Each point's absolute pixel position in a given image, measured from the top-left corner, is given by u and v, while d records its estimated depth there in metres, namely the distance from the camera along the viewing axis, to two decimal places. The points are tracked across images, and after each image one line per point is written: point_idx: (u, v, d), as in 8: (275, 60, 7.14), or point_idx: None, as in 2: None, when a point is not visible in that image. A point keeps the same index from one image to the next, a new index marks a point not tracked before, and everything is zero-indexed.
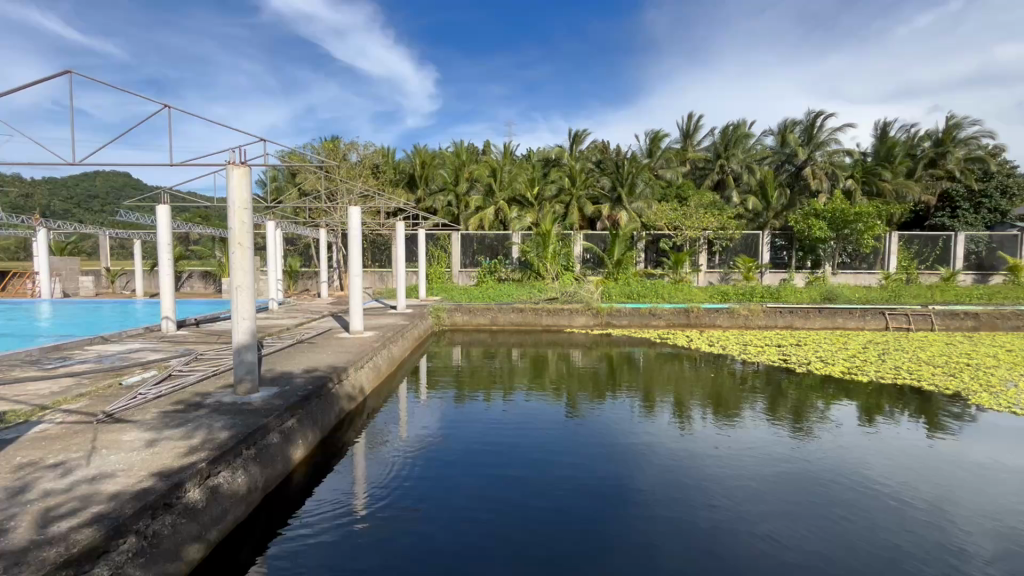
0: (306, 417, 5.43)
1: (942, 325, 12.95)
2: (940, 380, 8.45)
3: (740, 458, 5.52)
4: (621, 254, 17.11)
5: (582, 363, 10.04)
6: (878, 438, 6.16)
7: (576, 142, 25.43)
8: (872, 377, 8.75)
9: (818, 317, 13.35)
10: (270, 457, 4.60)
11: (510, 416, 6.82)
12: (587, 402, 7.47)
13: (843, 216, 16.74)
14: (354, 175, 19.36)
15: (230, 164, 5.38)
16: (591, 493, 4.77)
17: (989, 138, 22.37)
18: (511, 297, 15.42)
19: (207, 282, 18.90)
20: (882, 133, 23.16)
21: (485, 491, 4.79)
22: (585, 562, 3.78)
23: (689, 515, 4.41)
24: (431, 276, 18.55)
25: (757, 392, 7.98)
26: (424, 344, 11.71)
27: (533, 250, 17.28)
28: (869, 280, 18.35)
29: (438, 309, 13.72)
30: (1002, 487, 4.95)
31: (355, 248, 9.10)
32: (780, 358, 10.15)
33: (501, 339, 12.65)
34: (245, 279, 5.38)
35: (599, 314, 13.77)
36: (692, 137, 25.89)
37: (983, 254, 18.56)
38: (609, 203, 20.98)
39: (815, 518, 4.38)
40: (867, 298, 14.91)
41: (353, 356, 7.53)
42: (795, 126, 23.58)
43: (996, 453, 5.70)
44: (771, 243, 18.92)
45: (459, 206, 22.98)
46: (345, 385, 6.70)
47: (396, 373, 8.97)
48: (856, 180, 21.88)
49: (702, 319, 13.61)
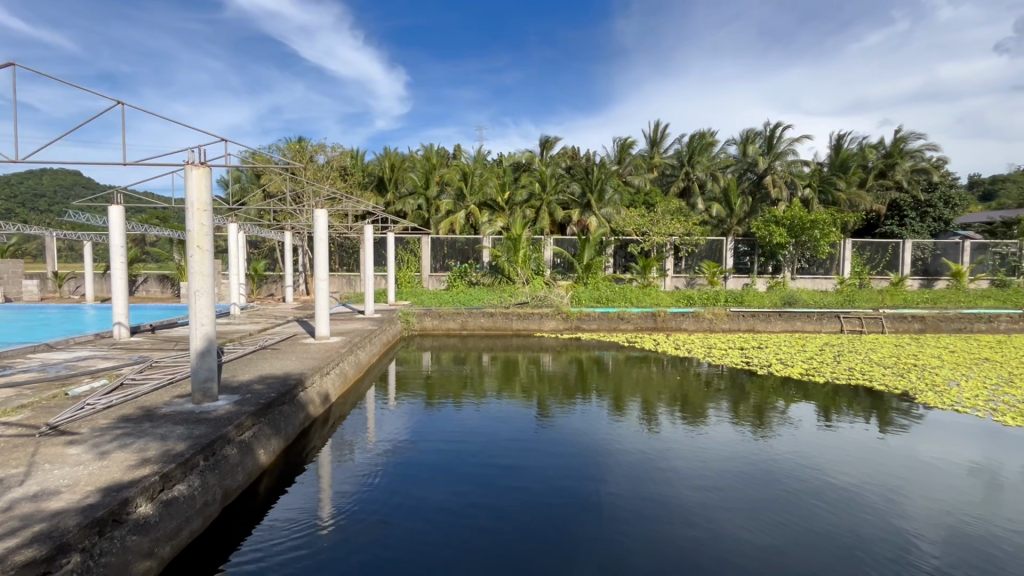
0: (267, 425, 5.26)
1: (892, 327, 13.63)
2: (891, 380, 8.89)
3: (706, 459, 5.64)
4: (591, 258, 17.36)
5: (552, 367, 10.11)
6: (834, 437, 6.39)
7: (546, 148, 25.66)
8: (829, 378, 9.09)
9: (779, 320, 13.82)
10: (229, 468, 4.42)
11: (481, 421, 6.79)
12: (558, 406, 7.48)
13: (801, 223, 17.45)
14: (321, 177, 18.96)
15: (189, 163, 5.18)
16: (560, 496, 4.79)
17: (932, 151, 23.71)
18: (481, 301, 15.38)
19: (165, 286, 18.09)
20: (837, 144, 24.23)
21: (454, 496, 4.75)
22: (555, 557, 3.86)
23: (660, 517, 4.43)
24: (400, 280, 18.27)
25: (722, 393, 8.18)
26: (394, 349, 11.55)
27: (503, 254, 17.24)
28: (826, 284, 19.16)
29: (407, 313, 13.55)
30: (947, 481, 5.19)
31: (322, 251, 8.88)
32: (743, 360, 10.49)
33: (471, 344, 12.60)
34: (205, 282, 5.17)
35: (569, 318, 13.89)
36: (658, 144, 26.53)
37: (929, 260, 19.63)
38: (579, 208, 21.21)
39: (775, 517, 4.47)
40: (823, 302, 15.54)
41: (318, 361, 7.34)
42: (756, 136, 24.42)
43: (942, 449, 5.99)
44: (734, 250, 19.51)
45: (429, 209, 22.86)
46: (309, 391, 6.53)
47: (363, 378, 8.80)
48: (812, 189, 23.10)
49: (669, 323, 13.90)
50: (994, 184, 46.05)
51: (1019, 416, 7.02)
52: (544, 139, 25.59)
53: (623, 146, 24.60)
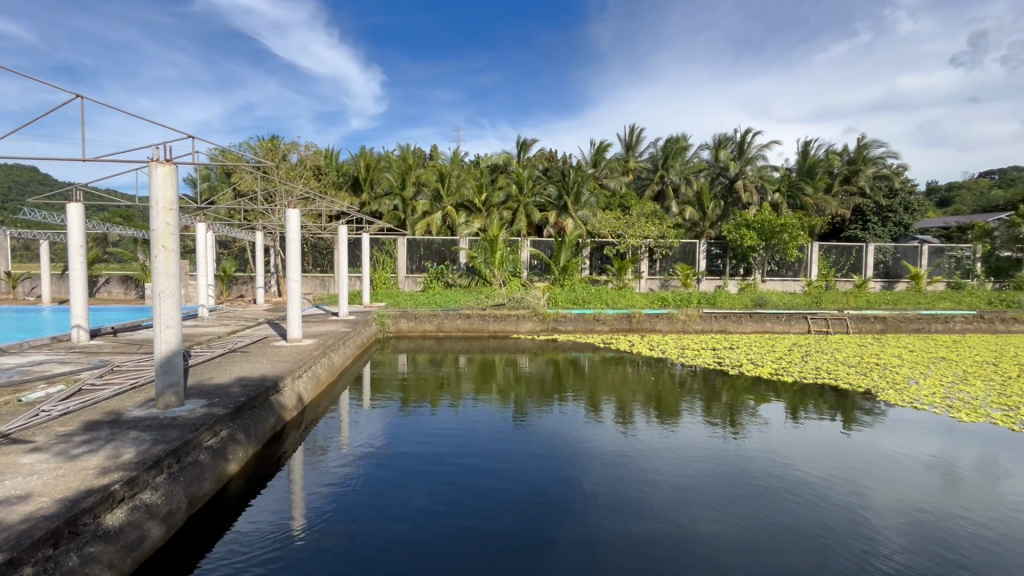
0: (237, 430, 5.11)
1: (856, 328, 14.11)
2: (854, 379, 9.21)
3: (680, 457, 5.72)
4: (567, 260, 17.44)
5: (529, 368, 10.12)
6: (801, 434, 6.56)
7: (523, 150, 25.78)
8: (797, 377, 9.34)
9: (749, 321, 14.18)
10: (197, 475, 4.27)
11: (458, 423, 6.75)
12: (535, 407, 7.48)
13: (771, 226, 17.94)
14: (294, 176, 18.59)
15: (154, 160, 4.99)
16: (536, 497, 4.78)
17: (893, 158, 24.71)
18: (458, 303, 15.28)
19: (128, 287, 17.40)
20: (805, 150, 24.99)
21: (429, 500, 4.68)
22: (532, 556, 3.88)
23: (635, 517, 4.45)
24: (375, 282, 18.01)
25: (695, 393, 8.31)
26: (368, 351, 11.38)
27: (480, 256, 17.15)
28: (794, 286, 19.71)
29: (382, 314, 13.36)
30: (907, 475, 5.38)
31: (294, 252, 8.67)
32: (716, 360, 10.71)
33: (448, 345, 12.51)
34: (170, 284, 4.97)
35: (546, 319, 13.94)
36: (634, 148, 26.91)
37: (889, 262, 20.43)
38: (556, 210, 21.30)
39: (748, 514, 4.54)
40: (791, 304, 15.99)
41: (290, 364, 7.16)
42: (728, 141, 25.02)
43: (903, 444, 6.21)
44: (707, 252, 19.95)
45: (405, 210, 22.75)
46: (281, 395, 6.36)
47: (337, 381, 8.63)
48: (781, 193, 23.77)
49: (644, 324, 14.09)
50: (950, 191, 48.22)
51: (971, 412, 7.36)
52: (521, 141, 25.69)
53: (599, 149, 24.89)
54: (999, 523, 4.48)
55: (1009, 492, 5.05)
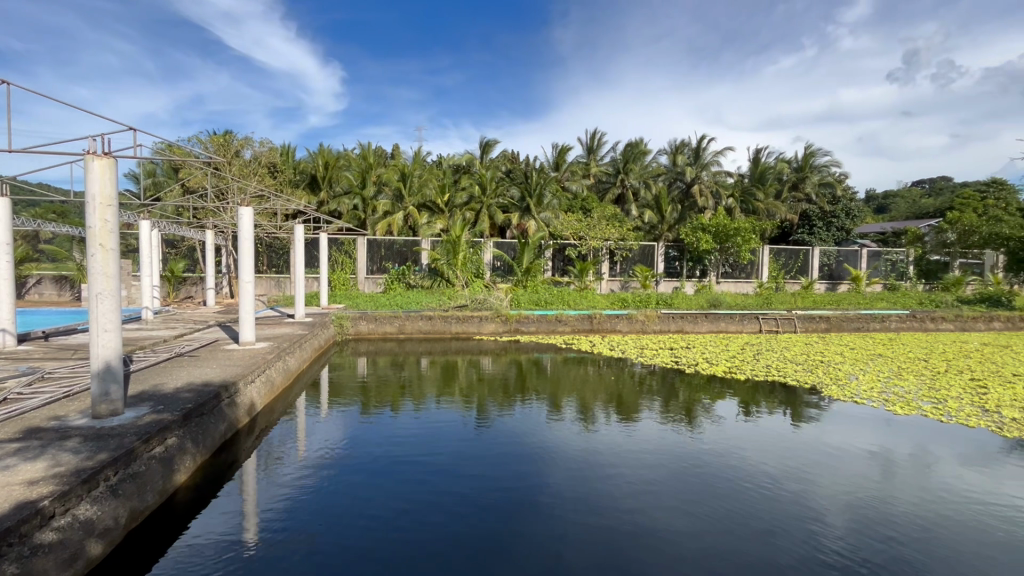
0: (186, 436, 4.84)
1: (803, 327, 14.83)
2: (801, 375, 9.66)
3: (640, 455, 5.81)
4: (530, 262, 17.48)
5: (491, 370, 10.06)
6: (753, 429, 6.82)
7: (486, 151, 25.77)
8: (750, 375, 9.70)
9: (705, 321, 14.65)
10: (139, 487, 3.99)
11: (420, 426, 6.65)
12: (498, 409, 7.45)
13: (724, 230, 18.61)
14: (248, 173, 17.86)
15: (89, 153, 4.65)
16: (500, 498, 4.78)
17: (836, 166, 26.12)
18: (419, 304, 15.05)
19: (62, 288, 16.24)
20: (757, 157, 26.06)
21: (390, 504, 4.59)
22: (496, 556, 3.88)
23: (596, 514, 4.52)
24: (334, 282, 17.55)
25: (653, 392, 8.48)
26: (326, 354, 11.06)
27: (442, 257, 16.94)
28: (747, 288, 20.52)
29: (341, 316, 13.00)
30: (849, 465, 5.69)
31: (247, 252, 8.32)
32: (673, 359, 11.00)
33: (409, 347, 12.33)
34: (109, 284, 4.65)
35: (509, 321, 13.94)
36: (595, 152, 27.43)
37: (833, 265, 21.59)
38: (518, 212, 21.31)
39: (704, 507, 4.68)
40: (743, 304, 16.65)
41: (242, 368, 6.84)
42: (685, 147, 25.81)
43: (846, 437, 6.56)
44: (665, 254, 20.49)
45: (366, 210, 22.42)
46: (234, 401, 6.08)
47: (293, 386, 8.32)
48: (735, 198, 24.75)
49: (604, 324, 14.30)
50: (886, 199, 51.43)
51: (905, 405, 7.84)
52: (484, 142, 25.66)
53: (561, 152, 25.19)
54: (931, 508, 4.79)
55: (940, 479, 5.40)
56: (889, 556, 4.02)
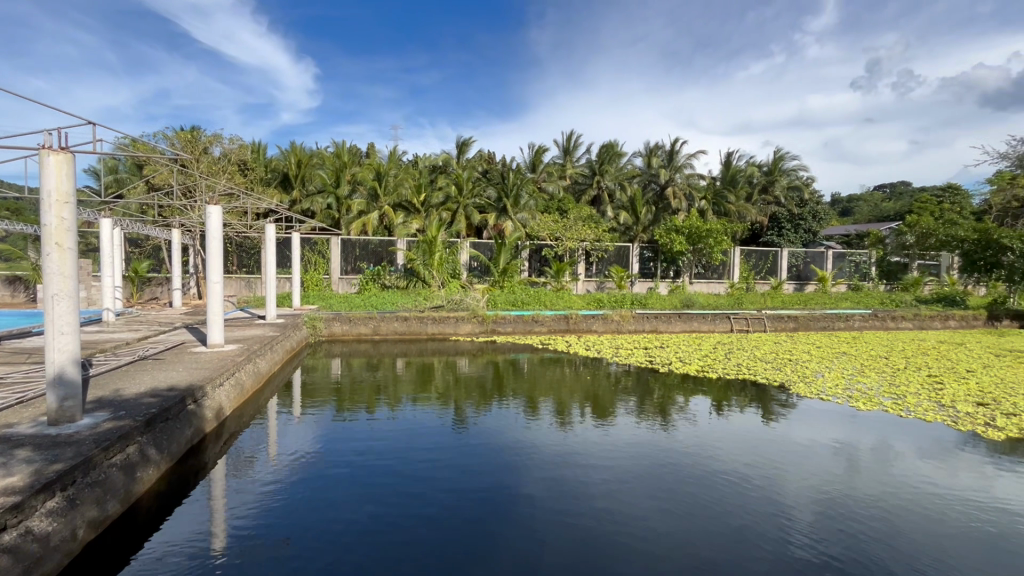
0: (149, 444, 4.65)
1: (772, 326, 15.24)
2: (771, 373, 9.92)
3: (616, 454, 5.86)
4: (507, 262, 17.48)
5: (468, 371, 10.02)
6: (725, 426, 6.97)
7: (463, 151, 25.69)
8: (721, 374, 9.91)
9: (678, 321, 14.90)
10: (98, 497, 3.81)
11: (396, 428, 6.56)
12: (475, 410, 7.41)
13: (697, 231, 18.98)
14: (217, 171, 17.36)
15: (45, 148, 4.43)
16: (478, 499, 4.75)
17: (804, 170, 26.95)
18: (395, 305, 14.88)
19: (16, 289, 15.48)
20: (728, 160, 26.67)
21: (366, 508, 4.51)
22: (474, 557, 3.86)
23: (572, 513, 4.54)
24: (307, 283, 17.20)
25: (629, 391, 8.58)
26: (298, 356, 10.82)
27: (418, 257, 16.78)
28: (719, 288, 20.98)
29: (314, 317, 12.75)
30: (816, 460, 5.87)
31: (215, 251, 8.06)
32: (648, 359, 11.16)
33: (384, 349, 12.16)
34: (67, 285, 4.43)
35: (485, 321, 13.90)
36: (571, 153, 27.67)
37: (801, 266, 22.25)
38: (495, 212, 21.29)
39: (678, 504, 4.76)
40: (715, 304, 17.01)
41: (210, 371, 6.63)
42: (659, 150, 26.25)
43: (813, 433, 6.76)
44: (640, 255, 20.77)
45: (340, 209, 22.12)
46: (202, 405, 5.88)
47: (264, 389, 8.11)
48: (707, 201, 25.24)
49: (580, 325, 14.40)
50: (851, 202, 53.24)
51: (868, 401, 8.13)
52: (461, 142, 25.58)
53: (538, 153, 25.31)
54: (892, 500, 4.97)
55: (899, 471, 5.61)
56: (852, 547, 4.16)
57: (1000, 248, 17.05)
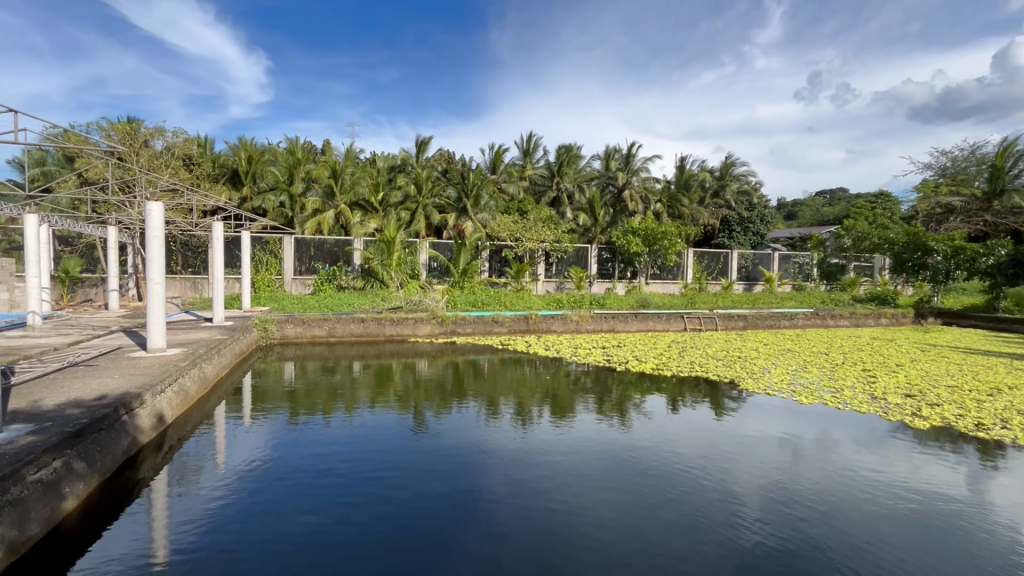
0: (78, 458, 4.32)
1: (723, 325, 15.85)
2: (722, 370, 10.30)
3: (574, 451, 5.92)
4: (466, 263, 17.37)
5: (427, 372, 9.88)
6: (679, 422, 7.16)
7: (422, 150, 25.41)
8: (675, 371, 10.19)
9: (635, 321, 15.25)
10: (19, 516, 3.50)
11: (352, 432, 6.36)
12: (434, 412, 7.31)
13: (653, 233, 19.51)
14: (159, 165, 16.39)
15: None
16: (438, 502, 4.66)
17: (752, 176, 28.23)
18: (351, 305, 14.52)
19: None
20: (682, 165, 27.58)
21: (320, 516, 4.36)
22: (433, 561, 3.79)
23: (533, 512, 4.53)
24: (257, 283, 16.50)
25: (588, 390, 8.70)
26: (248, 360, 10.33)
27: (376, 257, 16.40)
28: (673, 288, 21.65)
29: (265, 319, 12.23)
30: (763, 452, 6.11)
31: (157, 250, 7.59)
32: (605, 358, 11.35)
33: (340, 351, 11.81)
34: None
35: (444, 322, 13.75)
36: (531, 155, 27.94)
37: (749, 267, 23.29)
38: (455, 212, 21.16)
39: (635, 500, 4.83)
40: (670, 304, 17.53)
41: (150, 377, 6.23)
42: (617, 153, 26.85)
43: (760, 426, 7.06)
44: (598, 256, 21.11)
45: (293, 207, 21.42)
46: (140, 414, 5.52)
47: (210, 395, 7.70)
48: (663, 204, 25.93)
49: (540, 325, 14.48)
50: (794, 207, 56.22)
51: (810, 395, 8.57)
52: (420, 141, 25.29)
53: (498, 154, 25.39)
54: (833, 487, 5.26)
55: (839, 460, 5.93)
56: (798, 535, 4.34)
57: (926, 251, 18.36)
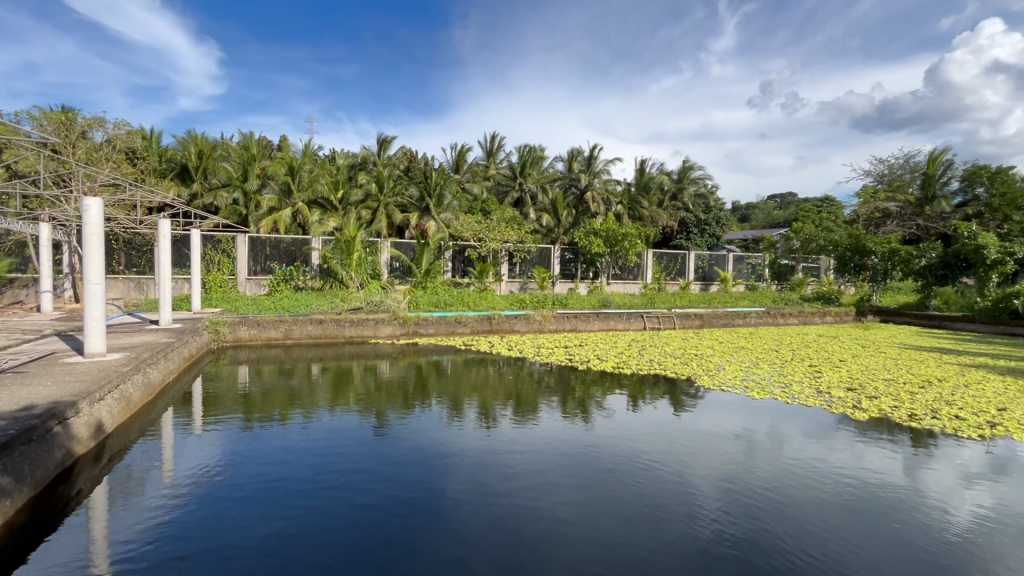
0: (6, 472, 4.01)
1: (681, 323, 16.31)
2: (680, 368, 10.60)
3: (536, 450, 5.93)
4: (429, 263, 17.15)
5: (389, 374, 9.69)
6: (639, 419, 7.30)
7: (383, 148, 24.96)
8: (635, 369, 10.41)
9: (596, 320, 15.48)
10: None
11: (310, 437, 6.16)
12: (396, 414, 7.16)
13: (614, 234, 19.87)
14: (98, 158, 15.42)
15: None
16: (401, 505, 4.58)
17: (708, 179, 29.19)
18: (309, 306, 14.09)
19: None
20: (642, 167, 28.23)
21: (277, 523, 4.21)
22: (397, 565, 3.72)
23: (498, 512, 4.52)
24: (208, 284, 15.77)
25: (551, 389, 8.75)
26: (198, 364, 9.86)
27: (335, 257, 15.97)
28: (633, 288, 22.12)
29: (217, 321, 11.68)
30: (719, 446, 6.32)
31: (96, 249, 7.09)
32: (567, 357, 11.46)
33: (297, 354, 11.42)
34: None
35: (406, 323, 13.52)
36: (494, 155, 27.98)
37: (706, 268, 24.08)
38: (417, 212, 20.89)
39: (599, 494, 4.90)
40: (631, 304, 17.88)
41: (89, 384, 5.84)
42: (579, 155, 27.21)
43: (717, 421, 7.29)
44: (561, 257, 21.32)
45: (247, 204, 20.63)
46: (76, 423, 5.16)
47: (156, 401, 7.28)
48: (623, 206, 26.44)
49: (503, 325, 14.47)
50: (748, 209, 58.55)
51: (761, 390, 8.92)
52: (381, 138, 24.83)
53: (461, 154, 25.27)
54: (784, 477, 5.48)
55: (789, 452, 6.21)
56: (750, 522, 4.52)
57: (866, 253, 19.52)
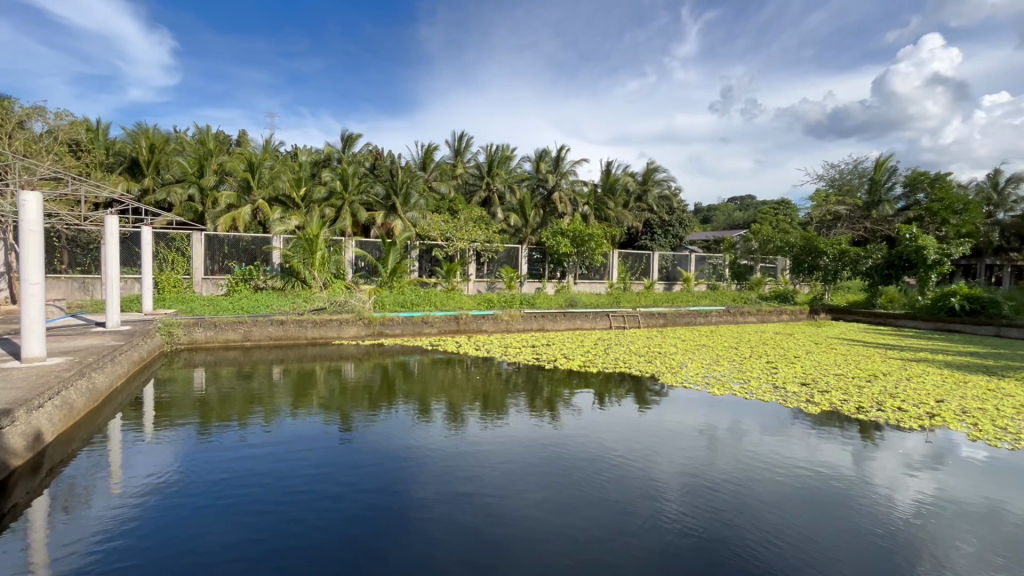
0: None
1: (645, 322, 16.63)
2: (644, 366, 10.80)
3: (504, 449, 5.92)
4: (395, 262, 16.88)
5: (354, 375, 9.49)
6: (605, 416, 7.39)
7: (348, 145, 24.44)
8: (601, 368, 10.55)
9: (564, 320, 15.60)
10: None
11: (271, 441, 5.95)
12: (361, 416, 7.01)
13: (581, 235, 20.09)
14: (38, 150, 14.47)
15: None
16: (368, 507, 4.50)
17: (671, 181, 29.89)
18: (269, 307, 13.63)
19: None
20: (608, 169, 28.65)
21: (237, 530, 4.06)
22: (365, 566, 3.66)
23: (468, 510, 4.49)
24: (160, 284, 15.04)
25: (518, 388, 8.76)
26: (150, 368, 9.40)
27: (297, 256, 15.52)
28: (600, 288, 22.43)
29: (170, 322, 11.17)
30: (683, 440, 6.49)
31: (33, 247, 6.61)
32: (534, 356, 11.51)
33: (257, 355, 11.04)
34: None
35: (371, 324, 13.26)
36: (461, 155, 27.81)
37: (669, 268, 24.66)
38: (383, 210, 20.54)
39: (568, 490, 4.93)
40: (597, 303, 18.11)
41: (26, 390, 5.47)
42: (547, 156, 27.39)
43: (680, 417, 7.48)
44: (529, 256, 21.39)
45: (203, 201, 19.82)
46: (13, 431, 4.82)
47: (103, 407, 6.88)
48: (590, 206, 26.74)
49: (470, 325, 14.39)
50: (710, 211, 60.30)
51: (721, 386, 9.19)
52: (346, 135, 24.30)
53: (427, 152, 24.98)
54: (743, 468, 5.67)
55: (748, 444, 6.44)
56: (712, 510, 4.65)
57: (819, 253, 20.43)
